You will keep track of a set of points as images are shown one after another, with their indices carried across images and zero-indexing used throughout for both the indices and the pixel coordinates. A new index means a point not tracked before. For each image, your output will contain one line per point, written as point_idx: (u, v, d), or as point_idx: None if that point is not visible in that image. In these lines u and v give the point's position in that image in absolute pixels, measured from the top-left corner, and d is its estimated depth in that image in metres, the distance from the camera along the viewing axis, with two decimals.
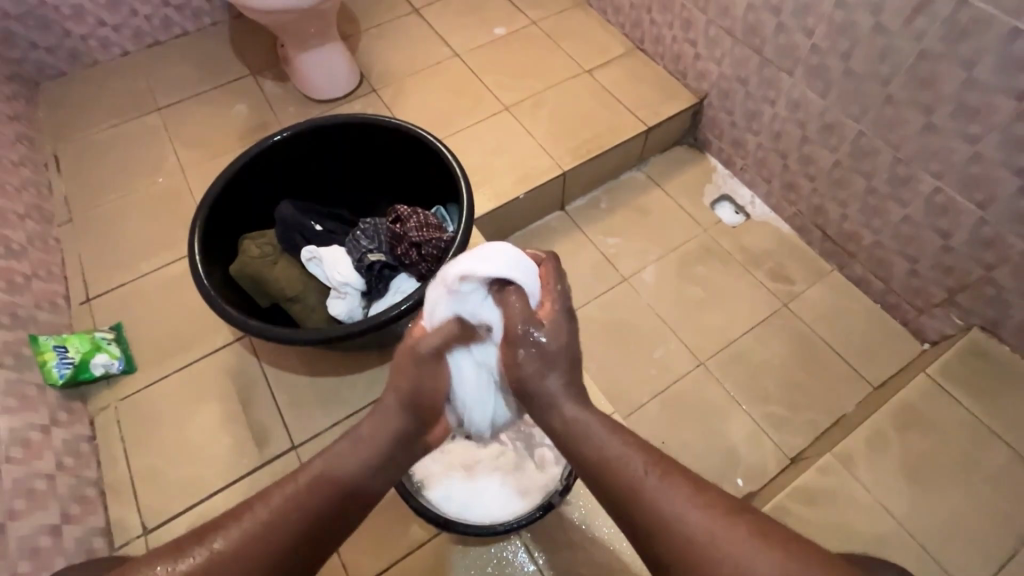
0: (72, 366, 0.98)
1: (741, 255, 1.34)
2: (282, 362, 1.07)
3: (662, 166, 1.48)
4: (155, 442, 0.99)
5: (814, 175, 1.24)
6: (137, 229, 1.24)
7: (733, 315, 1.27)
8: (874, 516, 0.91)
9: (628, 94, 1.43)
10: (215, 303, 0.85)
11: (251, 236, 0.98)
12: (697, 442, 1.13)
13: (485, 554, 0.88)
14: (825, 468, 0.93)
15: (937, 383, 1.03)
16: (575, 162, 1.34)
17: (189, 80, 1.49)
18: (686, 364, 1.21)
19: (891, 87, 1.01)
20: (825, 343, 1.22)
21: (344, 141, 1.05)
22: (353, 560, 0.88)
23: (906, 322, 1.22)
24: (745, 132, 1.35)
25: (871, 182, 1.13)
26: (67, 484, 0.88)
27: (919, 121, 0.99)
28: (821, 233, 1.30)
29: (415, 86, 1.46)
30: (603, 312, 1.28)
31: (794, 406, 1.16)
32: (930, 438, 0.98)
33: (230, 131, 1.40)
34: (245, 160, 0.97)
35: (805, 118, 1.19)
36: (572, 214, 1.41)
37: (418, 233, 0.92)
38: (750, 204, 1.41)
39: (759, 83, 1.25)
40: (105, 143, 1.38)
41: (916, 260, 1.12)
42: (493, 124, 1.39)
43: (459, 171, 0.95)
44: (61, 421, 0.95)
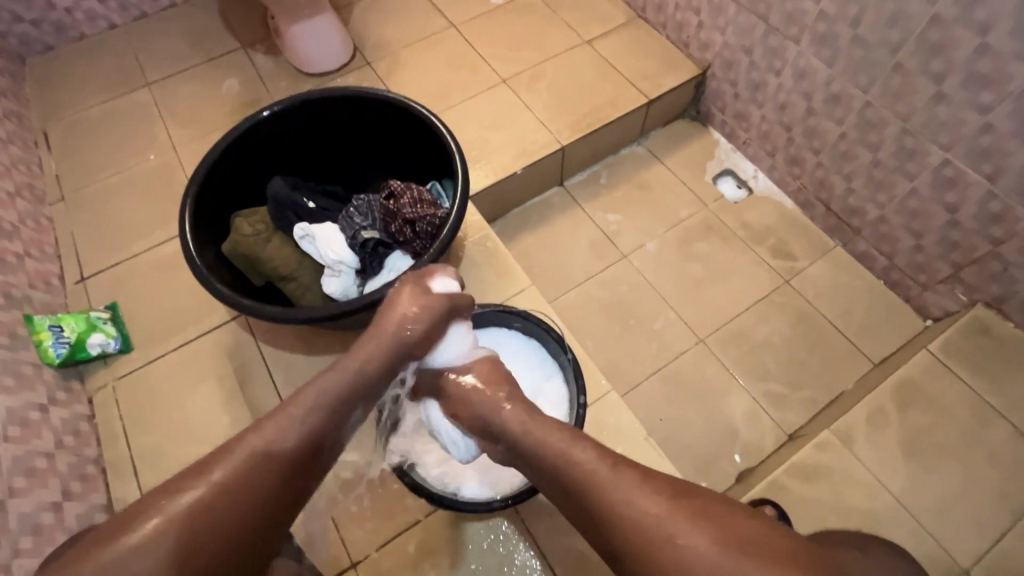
0: (68, 345, 0.98)
1: (742, 231, 1.32)
2: (279, 341, 1.06)
3: (664, 140, 1.45)
4: (154, 421, 0.99)
5: (819, 149, 1.21)
6: (130, 208, 1.23)
7: (734, 292, 1.25)
8: (871, 492, 0.91)
9: (629, 65, 1.39)
10: (208, 282, 0.84)
11: (243, 214, 0.97)
12: (694, 419, 1.13)
13: (483, 529, 0.89)
14: (823, 445, 0.93)
15: (939, 360, 1.02)
16: (574, 136, 1.31)
17: (178, 54, 1.46)
18: (685, 341, 1.21)
19: (900, 55, 0.97)
20: (826, 320, 1.21)
21: (334, 116, 1.02)
22: (352, 535, 0.89)
23: (909, 299, 1.20)
24: (749, 104, 1.31)
25: (877, 155, 1.10)
26: (67, 462, 0.89)
27: (929, 90, 0.96)
28: (825, 208, 1.27)
29: (410, 59, 1.42)
30: (602, 289, 1.27)
31: (792, 383, 1.16)
32: (931, 415, 0.98)
33: (221, 107, 1.37)
34: (234, 136, 0.95)
35: (810, 89, 1.15)
36: (570, 190, 1.39)
37: (412, 209, 0.92)
38: (752, 179, 1.38)
39: (764, 53, 1.21)
40: (94, 120, 1.36)
41: (922, 235, 1.10)
42: (490, 97, 1.36)
43: (453, 145, 0.93)
44: (59, 400, 0.95)
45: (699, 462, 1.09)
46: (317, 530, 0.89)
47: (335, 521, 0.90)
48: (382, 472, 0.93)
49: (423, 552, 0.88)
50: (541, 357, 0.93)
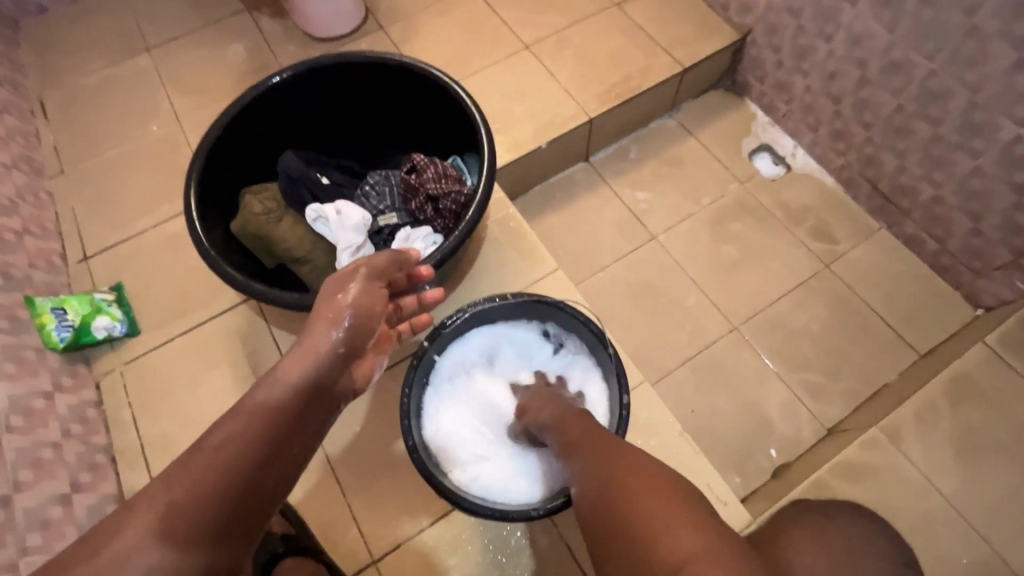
0: (72, 329, 0.93)
1: (780, 212, 1.24)
2: (292, 326, 1.01)
3: (697, 113, 1.35)
4: (164, 409, 0.94)
5: (870, 123, 1.12)
6: (132, 183, 1.16)
7: (771, 276, 1.18)
8: (921, 493, 0.86)
9: (663, 30, 1.29)
10: (216, 265, 0.78)
11: (252, 190, 0.90)
12: (727, 410, 1.08)
13: (508, 526, 0.85)
14: (870, 443, 0.88)
15: (996, 353, 0.95)
16: (603, 108, 1.22)
17: (178, 17, 1.36)
18: (718, 328, 1.14)
19: (977, 16, 0.87)
20: (869, 307, 1.14)
21: (349, 84, 0.94)
22: (373, 532, 0.85)
23: (959, 286, 1.13)
24: (793, 73, 1.21)
25: (938, 130, 1.01)
26: (76, 452, 0.85)
27: (1006, 57, 0.87)
28: (871, 187, 1.19)
29: (426, 23, 1.33)
30: (630, 272, 1.20)
31: (832, 374, 1.09)
32: (986, 411, 0.92)
33: (226, 74, 1.28)
34: (241, 104, 0.87)
35: (865, 56, 1.06)
36: (596, 166, 1.31)
37: (436, 185, 0.86)
38: (791, 155, 1.29)
39: (815, 15, 1.11)
40: (92, 88, 1.28)
41: (981, 218, 1.02)
42: (512, 65, 1.26)
43: (479, 117, 0.85)
44: (64, 386, 0.90)
45: (732, 454, 1.04)
46: (337, 524, 0.85)
47: (357, 516, 0.86)
48: (404, 466, 0.88)
49: (449, 549, 0.84)
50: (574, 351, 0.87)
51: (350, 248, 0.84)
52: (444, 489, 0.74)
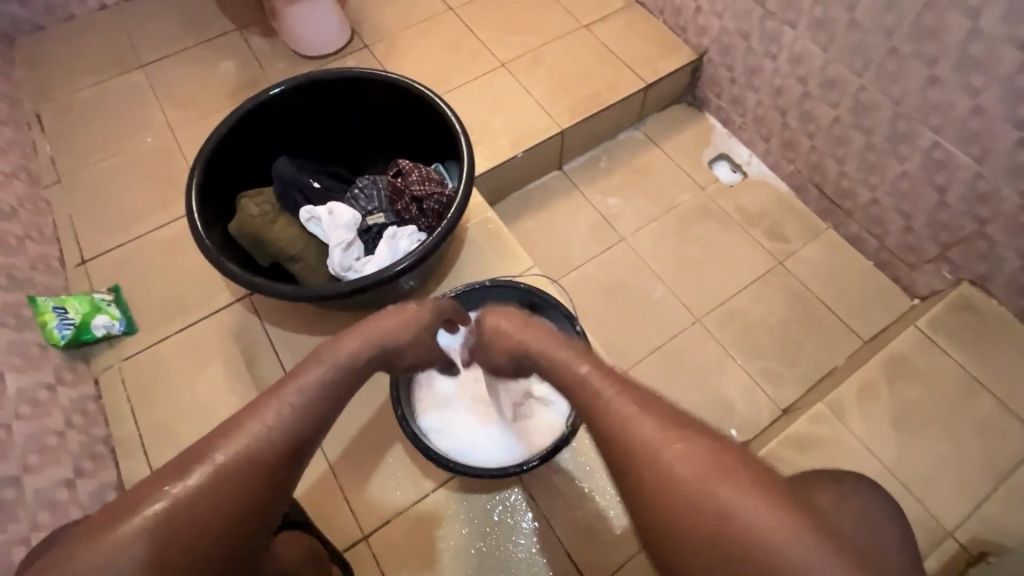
0: (74, 327, 0.98)
1: (738, 214, 1.35)
2: (284, 322, 1.07)
3: (661, 125, 1.47)
4: (162, 401, 0.99)
5: (813, 133, 1.24)
6: (128, 191, 1.22)
7: (730, 273, 1.28)
8: (863, 461, 0.95)
9: (628, 49, 1.40)
10: (217, 261, 0.84)
11: (248, 194, 0.97)
12: (693, 396, 1.16)
13: (491, 501, 0.92)
14: (817, 417, 0.97)
15: (927, 335, 1.06)
16: (573, 120, 1.32)
17: (172, 35, 1.44)
18: (682, 321, 1.24)
19: (895, 39, 1.00)
20: (819, 300, 1.25)
21: (339, 97, 1.02)
22: (364, 510, 0.91)
23: (897, 279, 1.24)
24: (745, 89, 1.34)
25: (870, 138, 1.13)
26: (78, 441, 0.90)
27: (921, 74, 0.99)
28: (818, 191, 1.30)
29: (408, 42, 1.42)
30: (601, 271, 1.29)
31: (787, 361, 1.19)
32: (919, 387, 1.02)
33: (218, 89, 1.36)
34: (239, 115, 0.94)
35: (806, 73, 1.18)
36: (569, 174, 1.41)
37: (420, 187, 0.95)
38: (747, 163, 1.41)
39: (761, 37, 1.23)
40: (88, 102, 1.34)
41: (911, 216, 1.14)
42: (490, 81, 1.36)
43: (459, 126, 0.94)
44: (66, 380, 0.95)
45: None
46: (328, 503, 0.91)
47: (348, 495, 0.91)
48: (392, 449, 0.95)
49: (434, 524, 0.90)
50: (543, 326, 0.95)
51: (341, 244, 0.92)
52: (431, 455, 0.81)
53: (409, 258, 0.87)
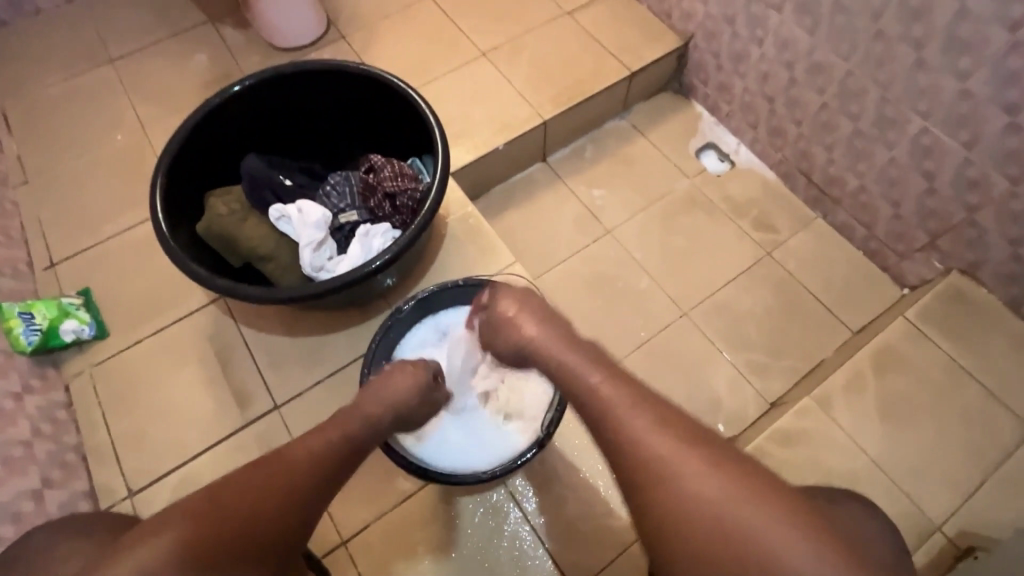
0: (41, 332, 0.96)
1: (725, 204, 1.32)
2: (260, 324, 1.04)
3: (647, 114, 1.44)
4: (135, 407, 0.97)
5: (801, 119, 1.21)
6: (98, 190, 1.19)
7: (717, 264, 1.26)
8: (850, 455, 0.93)
9: (612, 36, 1.37)
10: (182, 262, 0.82)
11: (216, 193, 0.94)
12: (680, 391, 1.15)
13: (473, 503, 0.90)
14: (803, 411, 0.95)
15: (914, 326, 1.04)
16: (556, 110, 1.29)
17: (142, 28, 1.39)
18: (669, 315, 1.22)
19: (882, 21, 0.97)
20: (807, 291, 1.23)
21: (310, 90, 0.99)
22: (343, 515, 0.89)
23: (886, 268, 1.22)
24: (731, 75, 1.30)
25: (857, 124, 1.10)
26: (46, 450, 0.87)
27: (909, 57, 0.96)
28: (806, 179, 1.28)
29: (386, 32, 1.38)
30: (587, 264, 1.27)
31: (775, 353, 1.18)
32: (908, 378, 1.00)
33: (189, 84, 1.32)
34: (205, 111, 0.91)
35: (792, 58, 1.15)
36: (553, 165, 1.38)
37: (393, 183, 0.92)
38: (734, 151, 1.38)
39: (747, 22, 1.20)
40: (56, 99, 1.30)
41: (900, 204, 1.12)
42: (471, 71, 1.33)
43: (432, 119, 0.90)
44: (34, 388, 0.92)
45: None
46: None
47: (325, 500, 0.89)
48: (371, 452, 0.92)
49: (414, 529, 0.88)
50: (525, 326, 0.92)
51: (312, 243, 0.90)
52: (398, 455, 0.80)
53: (382, 256, 0.84)
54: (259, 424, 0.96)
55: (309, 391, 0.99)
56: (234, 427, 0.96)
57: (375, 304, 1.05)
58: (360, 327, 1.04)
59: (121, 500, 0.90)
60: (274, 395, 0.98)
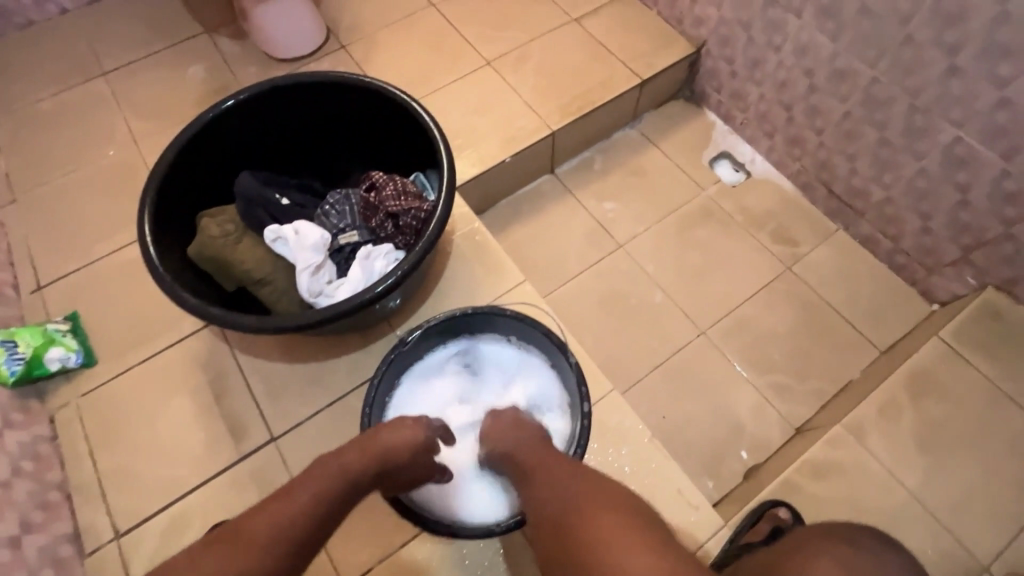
0: (24, 362, 0.90)
1: (741, 217, 1.27)
2: (257, 349, 0.99)
3: (658, 123, 1.38)
4: (123, 440, 0.92)
5: (822, 128, 1.15)
6: (88, 209, 1.14)
7: (736, 280, 1.20)
8: (886, 488, 0.87)
9: (621, 44, 1.32)
10: (171, 290, 0.76)
11: (209, 214, 0.89)
12: (699, 416, 1.09)
13: (482, 544, 0.84)
14: (834, 440, 0.89)
15: (952, 347, 0.98)
16: (564, 121, 1.24)
17: (136, 40, 1.35)
18: (686, 334, 1.16)
19: (911, 26, 0.91)
20: (831, 307, 1.17)
21: (308, 104, 0.94)
22: (344, 557, 0.83)
23: (914, 283, 1.16)
24: (747, 83, 1.25)
25: (884, 133, 1.05)
26: (27, 489, 0.82)
27: (941, 63, 0.91)
28: (827, 190, 1.22)
29: (388, 41, 1.33)
30: (598, 281, 1.21)
31: (798, 374, 1.12)
32: (946, 404, 0.94)
33: (184, 97, 1.27)
34: (196, 127, 0.86)
35: (813, 65, 1.09)
36: (562, 178, 1.32)
37: (395, 202, 0.86)
38: (750, 161, 1.33)
39: (763, 27, 1.15)
40: (46, 113, 1.25)
41: (930, 217, 1.06)
42: (476, 80, 1.28)
43: (437, 134, 0.85)
44: (16, 422, 0.87)
45: (705, 459, 1.05)
46: None
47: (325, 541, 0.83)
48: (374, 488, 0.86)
49: (421, 573, 0.82)
50: (538, 365, 0.88)
51: (310, 267, 0.84)
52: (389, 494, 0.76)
53: (385, 281, 0.78)
54: (254, 457, 0.91)
55: (308, 421, 0.93)
56: (228, 462, 0.90)
57: (377, 328, 0.99)
58: (361, 352, 0.98)
59: (107, 542, 0.85)
60: (270, 426, 0.93)
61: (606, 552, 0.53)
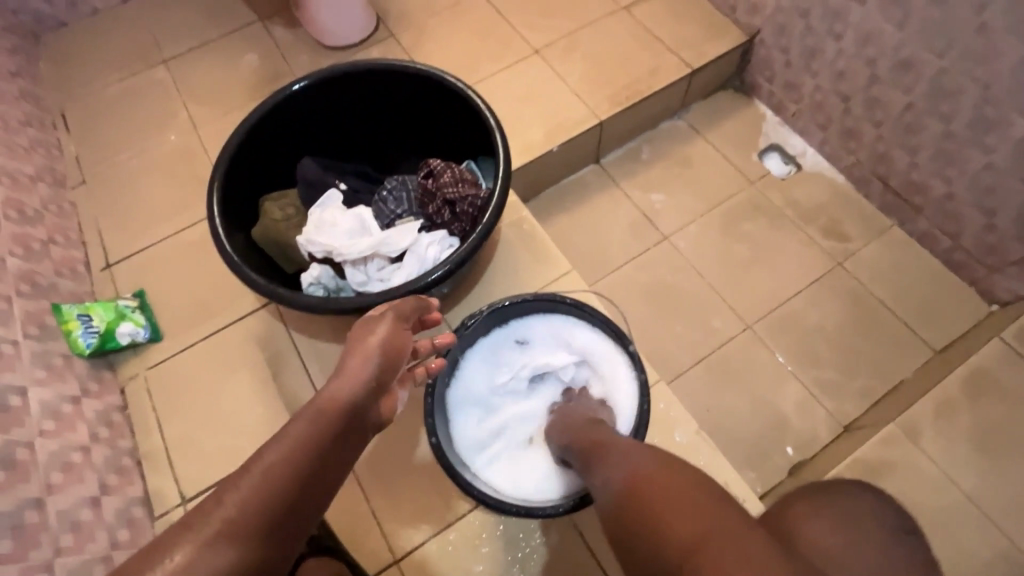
0: (98, 335, 0.95)
1: (791, 210, 1.24)
2: (313, 331, 1.02)
3: (705, 113, 1.36)
4: (187, 412, 0.96)
5: (881, 121, 1.12)
6: (151, 192, 1.18)
7: (784, 274, 1.18)
8: (939, 490, 0.86)
9: (671, 32, 1.30)
10: (241, 271, 0.80)
11: (271, 197, 0.93)
12: (742, 409, 1.08)
13: (529, 526, 0.86)
14: (887, 439, 0.88)
15: (1012, 347, 0.95)
16: (612, 110, 1.23)
17: (194, 28, 1.39)
18: (732, 327, 1.15)
19: (987, 13, 0.88)
20: (883, 305, 1.14)
21: (367, 92, 0.96)
22: (395, 532, 0.86)
23: (973, 281, 1.13)
24: (802, 72, 1.22)
25: (950, 126, 1.01)
26: (103, 455, 0.87)
27: (1018, 53, 0.87)
28: (883, 184, 1.19)
29: (437, 29, 1.34)
30: (643, 273, 1.21)
31: (847, 372, 1.10)
32: (1004, 405, 0.91)
33: (241, 84, 1.31)
34: (261, 114, 0.89)
35: (875, 54, 1.06)
36: (607, 167, 1.32)
37: (453, 189, 0.88)
38: (801, 154, 1.30)
39: (823, 15, 1.12)
40: (111, 100, 1.30)
41: (994, 214, 1.02)
42: (523, 69, 1.28)
43: (494, 122, 0.86)
44: (91, 391, 0.92)
45: (749, 454, 1.04)
46: (358, 525, 0.86)
47: (376, 515, 0.87)
48: (424, 470, 0.89)
49: (469, 547, 0.85)
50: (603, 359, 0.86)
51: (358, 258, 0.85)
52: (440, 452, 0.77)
53: (439, 268, 0.79)
54: None
55: None
56: None
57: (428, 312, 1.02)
58: None
59: (174, 506, 0.90)
60: None
61: (656, 508, 0.49)
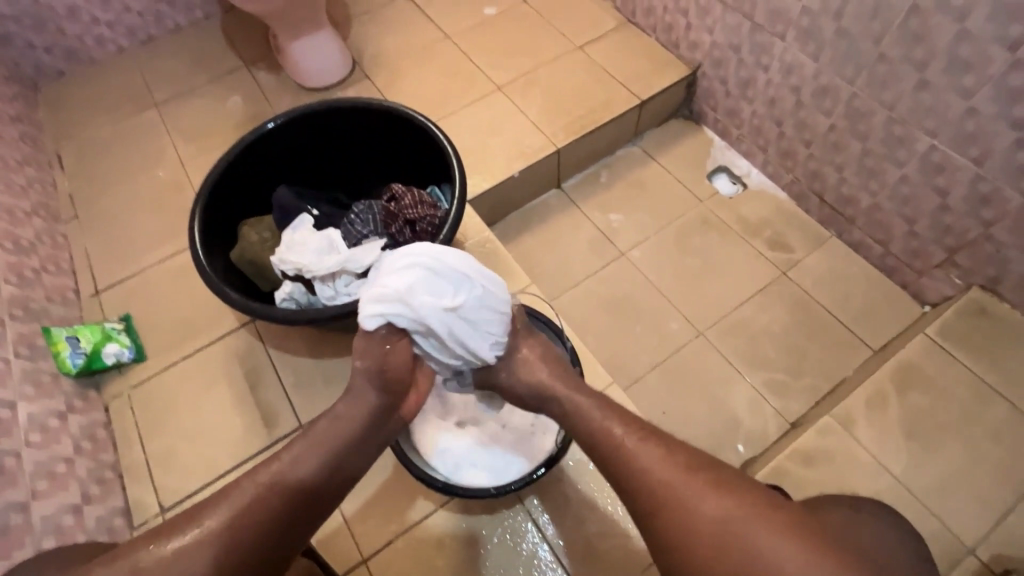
0: (85, 355, 1.02)
1: (738, 225, 1.34)
2: (289, 346, 1.09)
3: (658, 140, 1.48)
4: (168, 427, 1.02)
5: (810, 141, 1.23)
6: (139, 223, 1.27)
7: (732, 284, 1.27)
8: (872, 475, 0.92)
9: (622, 68, 1.42)
10: (218, 288, 0.87)
11: (249, 223, 1.01)
12: (697, 410, 1.15)
13: (490, 522, 0.91)
14: (824, 430, 0.95)
15: (936, 342, 1.03)
16: (568, 139, 1.34)
17: (184, 74, 1.51)
18: (686, 334, 1.22)
19: (883, 44, 1.00)
20: (825, 309, 1.22)
21: (338, 126, 1.05)
22: (364, 533, 0.90)
23: (906, 285, 1.21)
24: (740, 100, 1.34)
25: (866, 144, 1.12)
26: (86, 467, 0.92)
27: (912, 78, 0.99)
28: (819, 199, 1.29)
29: (409, 70, 1.46)
30: (603, 286, 1.29)
31: (794, 372, 1.17)
32: (930, 395, 0.99)
33: (227, 123, 1.41)
34: (240, 148, 0.98)
35: (798, 83, 1.18)
36: (568, 191, 1.42)
37: (413, 210, 0.96)
38: (746, 174, 1.40)
39: (752, 49, 1.24)
40: (105, 140, 1.40)
41: (914, 221, 1.12)
42: (488, 104, 1.39)
43: (450, 150, 0.96)
44: (77, 408, 0.98)
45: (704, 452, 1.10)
46: (328, 527, 0.91)
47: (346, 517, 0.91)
48: (390, 473, 0.94)
49: (433, 545, 0.90)
50: None
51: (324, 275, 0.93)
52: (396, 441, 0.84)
53: None
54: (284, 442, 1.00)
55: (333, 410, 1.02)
56: (261, 445, 1.00)
57: None
58: None
59: (153, 516, 0.94)
60: (299, 413, 1.02)
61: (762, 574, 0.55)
